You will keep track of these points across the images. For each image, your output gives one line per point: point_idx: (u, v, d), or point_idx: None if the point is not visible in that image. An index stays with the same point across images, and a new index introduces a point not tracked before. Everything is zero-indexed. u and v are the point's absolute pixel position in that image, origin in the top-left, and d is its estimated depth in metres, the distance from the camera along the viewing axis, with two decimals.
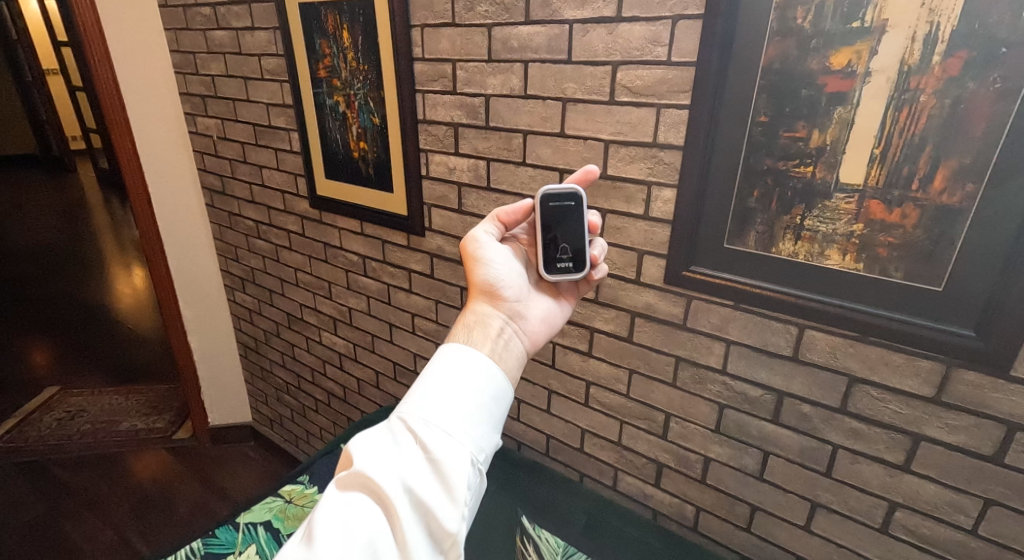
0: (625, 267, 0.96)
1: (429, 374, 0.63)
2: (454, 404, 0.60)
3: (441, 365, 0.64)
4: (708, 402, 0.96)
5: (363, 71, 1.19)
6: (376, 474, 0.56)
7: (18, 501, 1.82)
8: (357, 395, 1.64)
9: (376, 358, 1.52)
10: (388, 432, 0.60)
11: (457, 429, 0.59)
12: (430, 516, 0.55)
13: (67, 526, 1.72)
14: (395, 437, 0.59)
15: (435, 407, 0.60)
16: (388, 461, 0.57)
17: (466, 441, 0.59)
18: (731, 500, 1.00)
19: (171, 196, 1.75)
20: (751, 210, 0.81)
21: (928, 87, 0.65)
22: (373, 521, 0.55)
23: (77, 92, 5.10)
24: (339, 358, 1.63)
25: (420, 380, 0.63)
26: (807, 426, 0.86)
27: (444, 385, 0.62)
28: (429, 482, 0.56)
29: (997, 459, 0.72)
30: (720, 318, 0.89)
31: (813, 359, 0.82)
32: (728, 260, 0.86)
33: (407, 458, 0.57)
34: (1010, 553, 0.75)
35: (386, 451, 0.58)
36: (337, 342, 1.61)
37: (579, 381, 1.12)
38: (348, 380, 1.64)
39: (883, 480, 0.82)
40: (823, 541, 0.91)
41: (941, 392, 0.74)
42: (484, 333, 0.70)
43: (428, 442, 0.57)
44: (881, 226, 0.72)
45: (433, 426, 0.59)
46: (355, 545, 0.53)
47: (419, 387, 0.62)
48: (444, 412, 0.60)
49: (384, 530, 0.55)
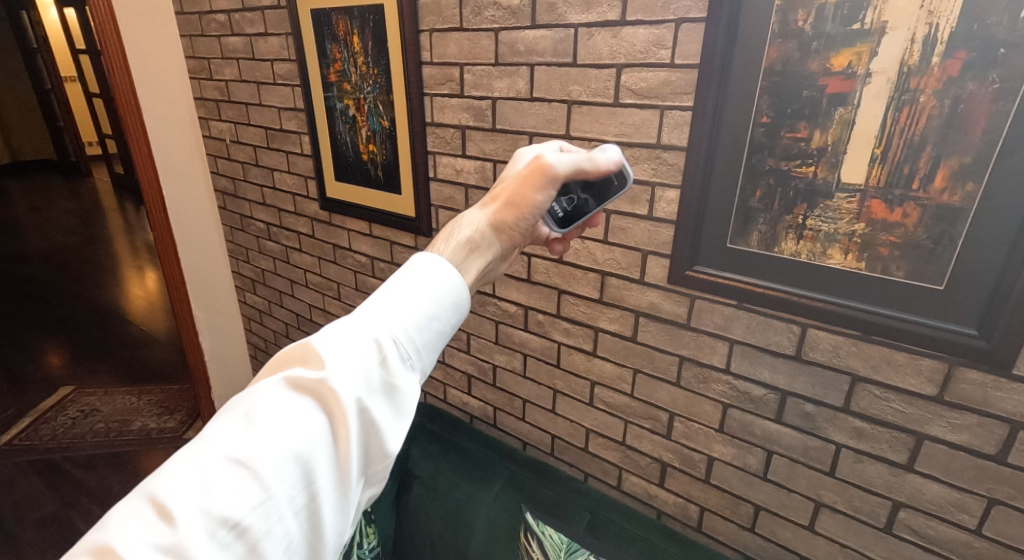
0: (630, 267, 0.98)
1: (393, 297, 0.53)
2: (416, 319, 0.53)
3: (413, 276, 0.55)
4: (712, 401, 0.97)
5: (373, 75, 1.21)
6: (336, 384, 0.49)
7: (32, 498, 1.85)
8: None
9: None
10: (347, 346, 0.51)
11: (390, 409, 0.51)
12: (373, 433, 0.50)
13: (79, 522, 1.75)
14: (360, 354, 0.51)
15: (401, 322, 0.52)
16: (346, 370, 0.50)
17: (391, 424, 0.51)
18: (736, 500, 1.00)
19: (186, 199, 1.80)
20: (754, 210, 0.82)
21: (928, 88, 0.65)
22: (306, 430, 0.48)
23: (93, 98, 5.14)
24: None
25: (381, 294, 0.54)
26: (810, 425, 0.87)
27: (409, 297, 0.53)
28: (382, 404, 0.51)
29: (1000, 458, 0.72)
30: (724, 318, 0.90)
31: (816, 358, 0.83)
32: (730, 260, 0.86)
33: (304, 423, 0.48)
34: (1015, 553, 0.75)
35: (346, 361, 0.50)
36: None
37: (584, 381, 1.15)
38: None
39: (887, 479, 0.82)
40: (828, 541, 0.91)
41: (944, 391, 0.74)
42: (483, 257, 0.63)
43: (343, 416, 0.49)
44: (883, 226, 0.73)
45: (371, 390, 0.50)
46: (289, 456, 0.46)
47: (371, 309, 0.53)
48: (393, 377, 0.51)
49: (322, 445, 0.48)
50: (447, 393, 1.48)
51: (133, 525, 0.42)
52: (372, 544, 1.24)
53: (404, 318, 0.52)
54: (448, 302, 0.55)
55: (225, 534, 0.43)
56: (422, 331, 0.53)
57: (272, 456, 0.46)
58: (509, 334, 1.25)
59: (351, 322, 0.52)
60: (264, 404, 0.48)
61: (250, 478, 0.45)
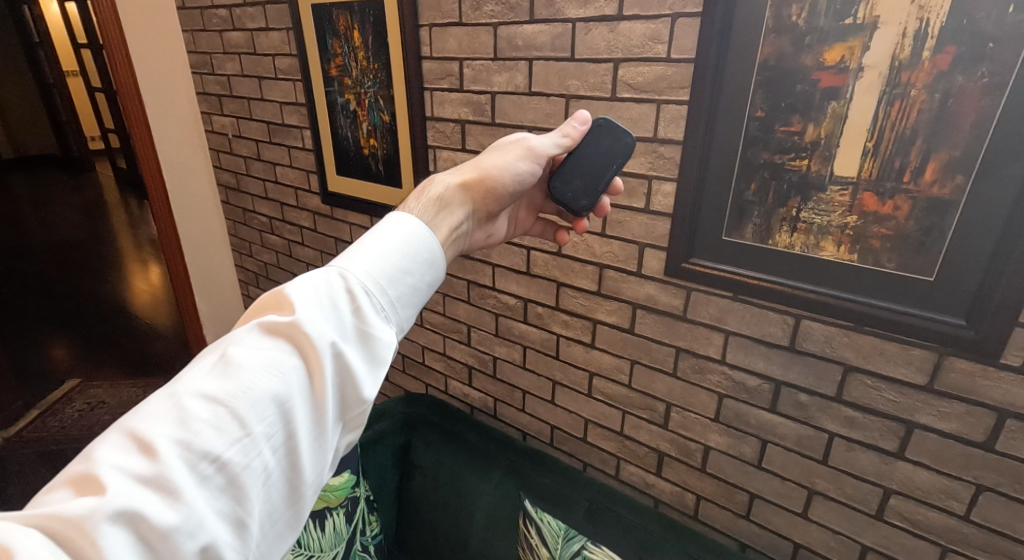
0: (628, 260, 1.00)
1: (369, 249, 0.53)
2: (392, 269, 0.53)
3: (389, 231, 0.55)
4: (708, 391, 0.98)
5: (373, 70, 1.22)
6: (309, 328, 0.48)
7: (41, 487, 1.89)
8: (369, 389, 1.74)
9: None
10: (322, 293, 0.50)
11: (366, 354, 0.50)
12: (349, 381, 0.49)
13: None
14: (333, 300, 0.50)
15: (378, 271, 0.52)
16: (321, 316, 0.49)
17: (368, 370, 0.49)
18: (731, 488, 1.02)
19: (190, 194, 1.83)
20: (748, 203, 0.83)
21: (919, 82, 0.66)
22: (279, 375, 0.46)
23: (94, 92, 5.15)
24: None
25: (352, 248, 0.54)
26: (803, 414, 0.88)
27: (384, 249, 0.53)
28: (358, 351, 0.50)
29: (988, 445, 0.74)
30: (719, 310, 0.92)
31: (809, 349, 0.84)
32: (726, 252, 0.88)
33: (278, 367, 0.46)
34: (1002, 537, 0.76)
35: (320, 308, 0.49)
36: None
37: (582, 371, 1.17)
38: None
39: (878, 467, 0.84)
40: (821, 527, 0.93)
41: (934, 380, 0.75)
42: (454, 215, 0.66)
43: (320, 358, 0.47)
44: (875, 218, 0.74)
45: (348, 335, 0.49)
46: (261, 400, 0.45)
47: (342, 261, 0.53)
48: (369, 323, 0.50)
49: (297, 391, 0.46)
50: (448, 385, 1.50)
51: (105, 459, 0.40)
52: (373, 532, 1.25)
53: (376, 268, 0.52)
54: (423, 257, 0.55)
55: (205, 468, 0.41)
56: (397, 282, 0.53)
57: (249, 393, 0.45)
58: (509, 326, 1.27)
59: (323, 273, 0.52)
60: (240, 349, 0.47)
61: (230, 414, 0.43)
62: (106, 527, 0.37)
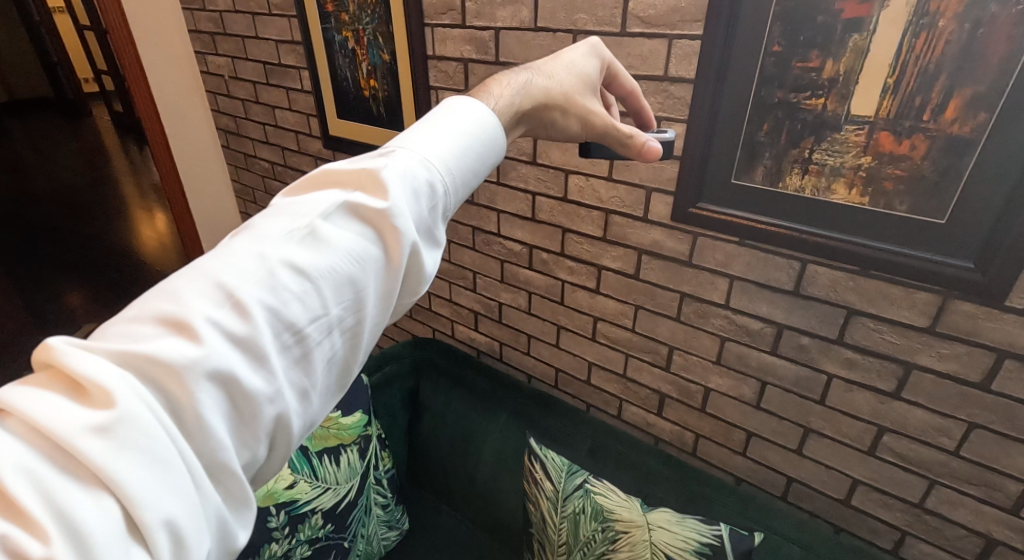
0: (634, 205, 0.99)
1: (447, 139, 0.49)
2: (462, 167, 0.49)
3: (469, 125, 0.51)
4: (710, 335, 0.99)
5: (372, 4, 1.16)
6: (399, 211, 0.43)
7: None
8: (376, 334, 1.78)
9: None
10: (405, 176, 0.45)
11: (431, 251, 0.48)
12: (412, 275, 0.46)
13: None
14: (415, 187, 0.46)
15: (453, 167, 0.49)
16: (407, 202, 0.45)
17: (434, 265, 0.47)
18: (729, 427, 1.05)
19: (189, 138, 1.79)
20: (760, 144, 0.81)
21: (948, 12, 0.63)
22: (362, 254, 0.42)
23: (84, 31, 4.98)
24: None
25: (434, 134, 0.49)
26: (804, 356, 0.89)
27: (461, 146, 0.50)
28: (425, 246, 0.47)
29: (985, 385, 0.75)
30: (725, 255, 0.91)
31: (813, 293, 0.84)
32: (735, 196, 0.86)
33: (361, 247, 0.43)
34: (990, 472, 0.79)
35: (405, 191, 0.45)
36: None
37: (586, 316, 1.18)
38: None
39: (874, 407, 0.86)
40: (814, 464, 0.96)
41: (936, 323, 0.76)
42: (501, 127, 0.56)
43: (404, 248, 0.44)
44: (890, 159, 0.72)
45: (422, 227, 0.46)
46: (343, 279, 0.41)
47: (430, 146, 0.48)
48: (438, 220, 0.48)
49: (373, 276, 0.43)
50: (455, 329, 1.52)
51: (191, 311, 0.36)
52: (387, 467, 1.30)
53: (456, 163, 0.49)
54: (488, 160, 0.52)
55: (287, 340, 0.39)
56: (462, 183, 0.50)
57: (335, 270, 0.41)
58: (514, 272, 1.27)
59: (409, 153, 0.47)
60: (327, 217, 0.43)
61: (317, 290, 0.40)
62: (201, 381, 0.35)
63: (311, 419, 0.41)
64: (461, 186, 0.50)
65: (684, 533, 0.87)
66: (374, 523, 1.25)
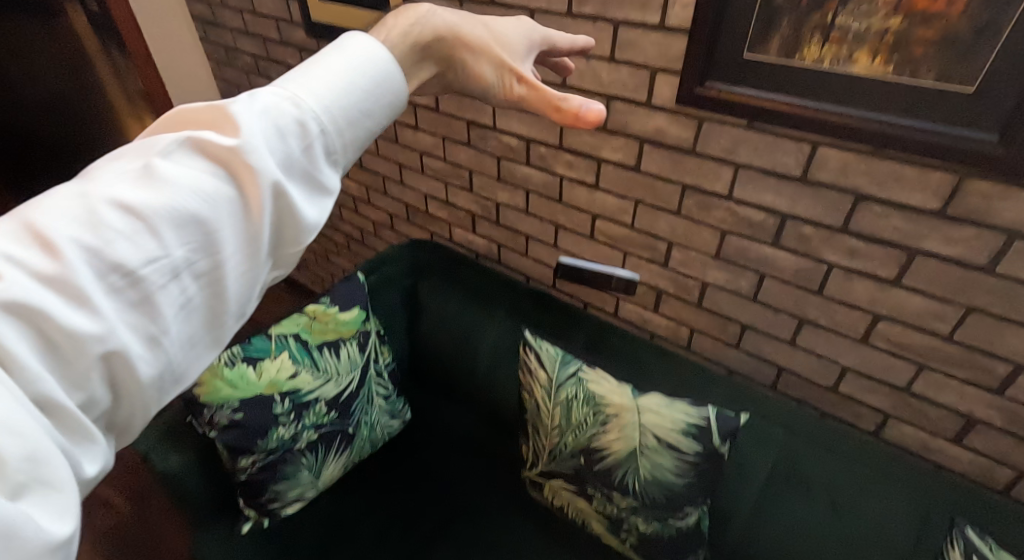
0: (637, 89, 0.92)
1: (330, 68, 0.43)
2: (352, 103, 0.43)
3: (358, 53, 0.44)
4: (711, 229, 0.97)
5: None
6: (255, 148, 0.39)
7: None
8: (375, 239, 1.77)
9: (388, 201, 1.60)
10: (268, 111, 0.40)
11: (313, 196, 0.43)
12: (285, 218, 0.41)
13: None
14: (282, 125, 0.40)
15: (338, 100, 0.42)
16: (269, 139, 0.40)
17: (317, 211, 0.42)
18: (724, 321, 1.06)
19: (164, 32, 1.69)
20: (778, 8, 0.72)
21: None
22: (210, 196, 0.38)
23: None
24: (354, 203, 1.72)
25: (314, 64, 0.43)
26: (806, 247, 0.87)
27: (350, 75, 0.43)
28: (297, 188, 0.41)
29: (990, 268, 0.73)
30: (731, 141, 0.86)
31: (822, 179, 0.81)
32: (747, 73, 0.79)
33: (210, 186, 0.38)
34: (981, 354, 0.79)
35: (267, 128, 0.40)
36: (349, 186, 1.69)
37: (585, 214, 1.15)
38: (365, 224, 1.75)
39: (872, 295, 0.85)
40: (806, 354, 0.98)
41: (948, 205, 0.73)
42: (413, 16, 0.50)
43: (262, 189, 0.39)
44: (922, 19, 0.65)
45: (293, 168, 0.41)
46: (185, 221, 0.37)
47: (304, 77, 0.42)
48: (317, 162, 0.42)
49: (229, 219, 0.39)
50: (453, 232, 1.49)
51: None
52: (387, 361, 1.32)
53: (335, 97, 0.42)
54: (389, 95, 0.45)
55: (116, 280, 0.34)
56: (355, 121, 0.43)
57: (179, 208, 0.36)
58: (511, 169, 1.22)
59: (270, 92, 0.41)
60: (168, 154, 0.38)
61: (152, 229, 0.35)
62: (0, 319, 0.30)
63: (168, 368, 0.37)
64: (355, 128, 0.44)
65: (672, 415, 0.90)
66: (377, 412, 1.29)
